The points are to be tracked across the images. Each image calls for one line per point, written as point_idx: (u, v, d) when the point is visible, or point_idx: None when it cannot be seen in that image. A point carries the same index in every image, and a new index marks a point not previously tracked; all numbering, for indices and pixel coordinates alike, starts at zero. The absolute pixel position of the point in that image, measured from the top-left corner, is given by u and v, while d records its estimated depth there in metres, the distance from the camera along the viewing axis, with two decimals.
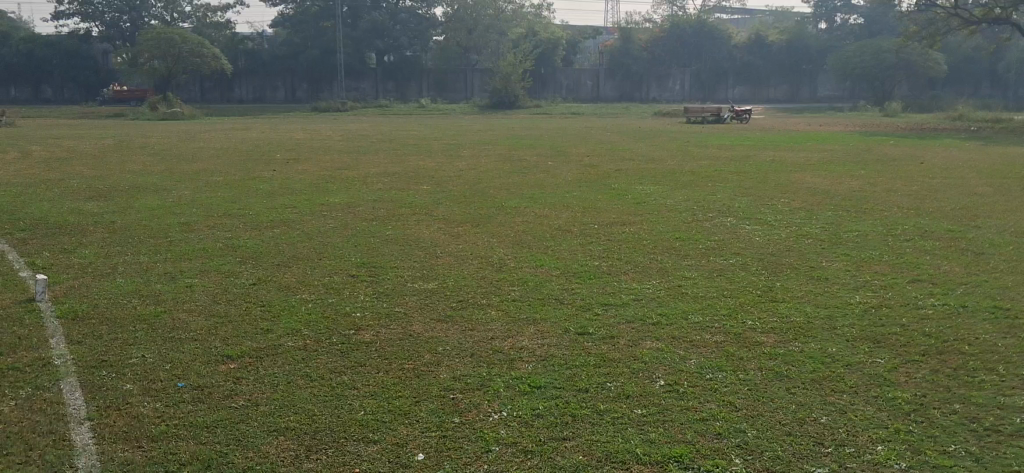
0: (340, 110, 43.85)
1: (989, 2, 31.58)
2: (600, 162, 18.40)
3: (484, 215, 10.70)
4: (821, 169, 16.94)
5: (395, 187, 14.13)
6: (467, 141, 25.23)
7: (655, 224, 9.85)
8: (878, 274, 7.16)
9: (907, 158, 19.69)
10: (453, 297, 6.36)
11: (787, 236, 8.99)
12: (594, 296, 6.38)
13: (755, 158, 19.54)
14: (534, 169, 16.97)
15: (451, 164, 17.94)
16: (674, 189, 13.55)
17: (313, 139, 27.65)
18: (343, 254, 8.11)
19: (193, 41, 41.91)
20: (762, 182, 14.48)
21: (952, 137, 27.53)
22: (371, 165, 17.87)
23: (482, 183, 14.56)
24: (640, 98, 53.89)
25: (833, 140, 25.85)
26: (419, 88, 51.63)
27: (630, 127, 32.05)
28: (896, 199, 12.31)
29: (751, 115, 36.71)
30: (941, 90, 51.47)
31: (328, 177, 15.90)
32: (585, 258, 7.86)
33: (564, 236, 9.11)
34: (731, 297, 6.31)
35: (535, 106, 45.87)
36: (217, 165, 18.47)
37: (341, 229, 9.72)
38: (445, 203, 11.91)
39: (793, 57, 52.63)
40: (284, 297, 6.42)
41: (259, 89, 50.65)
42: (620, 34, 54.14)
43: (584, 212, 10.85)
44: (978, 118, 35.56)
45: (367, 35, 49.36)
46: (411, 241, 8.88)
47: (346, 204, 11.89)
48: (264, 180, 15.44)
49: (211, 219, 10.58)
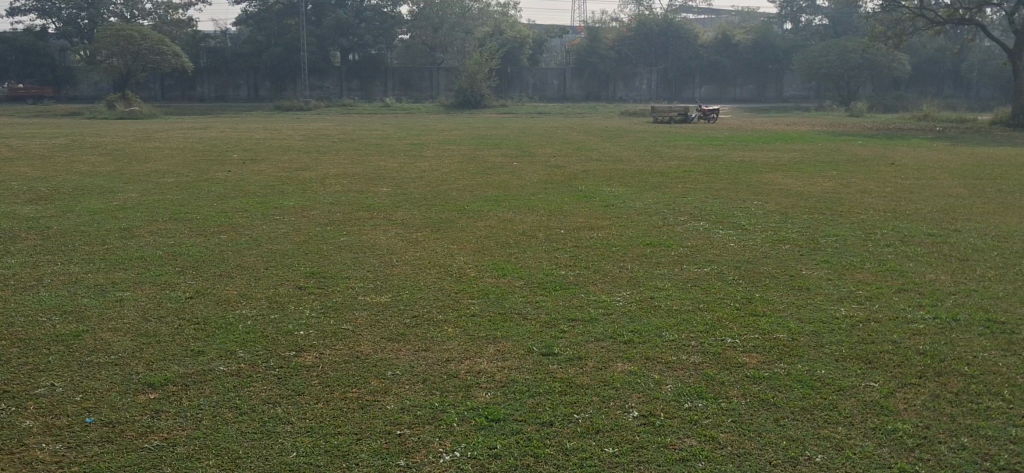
0: (302, 109, 43.02)
1: (954, 3, 31.46)
2: (567, 163, 17.89)
3: (445, 219, 10.18)
4: (792, 170, 16.55)
5: (354, 189, 13.54)
6: (431, 141, 24.58)
7: (624, 229, 9.39)
8: (861, 283, 6.75)
9: (878, 158, 19.34)
10: (406, 312, 5.84)
11: (763, 241, 8.57)
12: (561, 309, 5.90)
13: (725, 158, 19.12)
14: (499, 170, 16.48)
15: (414, 165, 17.35)
16: (643, 191, 13.10)
17: (272, 138, 26.92)
18: (291, 263, 7.56)
19: (153, 39, 40.92)
20: (734, 183, 14.07)
21: (920, 137, 27.32)
22: (330, 166, 17.29)
23: (445, 184, 14.05)
24: (606, 97, 53.37)
25: (800, 140, 25.60)
26: (384, 87, 50.26)
27: (597, 127, 31.60)
28: (871, 200, 11.96)
29: (718, 115, 36.37)
30: (905, 90, 51.67)
31: (285, 177, 15.32)
32: (551, 266, 7.37)
33: (529, 242, 8.62)
34: (707, 310, 5.85)
35: (501, 105, 45.28)
36: (169, 165, 17.80)
37: (292, 234, 9.15)
38: (405, 206, 11.38)
39: (760, 57, 52.84)
40: (222, 312, 5.87)
41: (222, 87, 49.54)
42: (587, 33, 53.70)
43: (550, 217, 10.37)
44: (944, 118, 35.56)
45: (332, 32, 48.49)
46: (365, 248, 8.34)
47: (300, 208, 11.30)
48: (217, 181, 14.82)
49: (155, 223, 9.95)
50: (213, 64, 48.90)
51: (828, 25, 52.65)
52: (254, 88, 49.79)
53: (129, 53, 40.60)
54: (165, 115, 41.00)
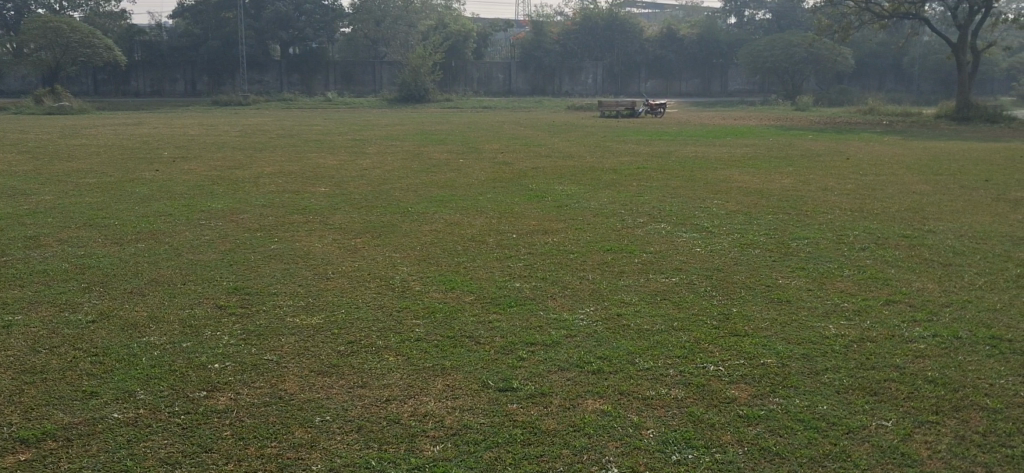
0: (242, 104, 41.75)
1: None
2: (514, 159, 17.27)
3: (387, 222, 9.44)
4: (745, 166, 16.16)
5: (290, 189, 12.74)
6: (374, 137, 23.78)
7: (580, 233, 8.74)
8: (843, 294, 6.18)
9: (832, 153, 19.08)
10: (340, 337, 5.09)
11: (730, 246, 7.98)
12: (520, 331, 5.20)
13: (679, 154, 18.69)
14: (446, 167, 15.78)
15: (354, 163, 16.58)
16: (597, 189, 12.49)
17: (207, 134, 25.90)
18: (212, 277, 6.74)
19: (83, 31, 39.18)
20: (690, 181, 13.56)
21: (869, 130, 27.18)
22: (266, 164, 16.41)
23: (388, 183, 13.30)
24: (552, 91, 52.69)
25: (749, 135, 25.28)
26: (325, 81, 49.35)
27: (544, 121, 30.99)
28: (834, 199, 11.50)
29: (666, 110, 35.98)
30: (848, 84, 51.93)
31: (217, 177, 14.42)
32: (503, 278, 6.68)
33: (480, 249, 7.92)
34: (681, 331, 5.20)
35: (446, 99, 44.45)
36: (93, 164, 16.76)
37: (216, 242, 8.30)
38: (344, 208, 10.62)
39: (705, 51, 52.66)
40: (124, 340, 5.06)
41: (157, 82, 47.76)
42: (532, 26, 53.19)
43: (500, 219, 9.68)
44: (888, 111, 35.66)
45: (271, 26, 47.07)
46: (297, 257, 7.56)
47: (229, 211, 10.47)
48: (143, 181, 13.88)
49: (65, 230, 9.04)
50: (148, 58, 47.23)
51: (772, 20, 52.73)
52: (191, 82, 48.21)
53: (58, 46, 38.83)
54: (97, 110, 39.39)
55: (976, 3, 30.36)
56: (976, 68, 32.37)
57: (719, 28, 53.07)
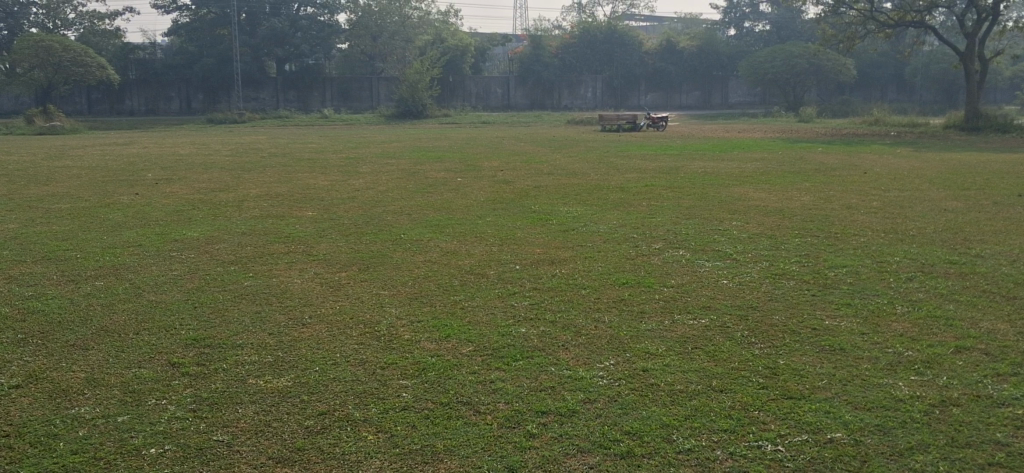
0: (236, 121, 40.99)
1: (904, 4, 30.58)
2: (515, 177, 16.43)
3: (376, 252, 8.56)
4: (759, 181, 15.30)
5: (275, 213, 11.91)
6: (369, 154, 23.00)
7: (591, 263, 7.87)
8: (905, 338, 5.28)
9: (847, 166, 18.19)
10: (311, 406, 4.21)
11: (760, 278, 7.09)
12: (529, 395, 4.32)
13: (687, 168, 17.86)
14: (442, 187, 14.94)
15: (347, 183, 15.76)
16: (606, 210, 11.61)
17: (198, 153, 25.10)
18: (170, 324, 5.84)
19: (76, 50, 38.29)
20: (703, 199, 12.71)
21: (878, 142, 26.38)
22: (253, 185, 15.56)
23: (381, 206, 12.44)
24: (551, 105, 52.00)
25: (756, 148, 24.46)
26: (322, 98, 48.56)
27: (543, 136, 30.27)
28: (862, 218, 10.62)
29: (667, 122, 35.13)
30: (849, 95, 51.22)
31: (199, 200, 13.57)
32: (508, 321, 5.79)
33: (481, 284, 7.02)
34: (723, 392, 4.32)
35: (445, 115, 43.64)
36: (70, 187, 15.90)
37: (184, 278, 7.43)
38: (332, 234, 9.74)
39: (705, 62, 51.87)
40: (46, 413, 4.16)
41: (152, 100, 47.07)
42: (530, 40, 52.35)
43: (501, 247, 8.80)
44: (894, 122, 34.82)
45: (267, 42, 46.14)
46: (272, 296, 6.67)
47: (205, 239, 9.59)
48: (119, 206, 13.01)
49: (19, 265, 8.17)
50: (142, 76, 46.44)
51: (771, 31, 52.08)
52: (186, 100, 47.48)
53: (49, 65, 37.92)
54: (89, 130, 38.54)
55: (983, 10, 29.46)
56: (984, 77, 31.49)
57: (719, 39, 52.35)
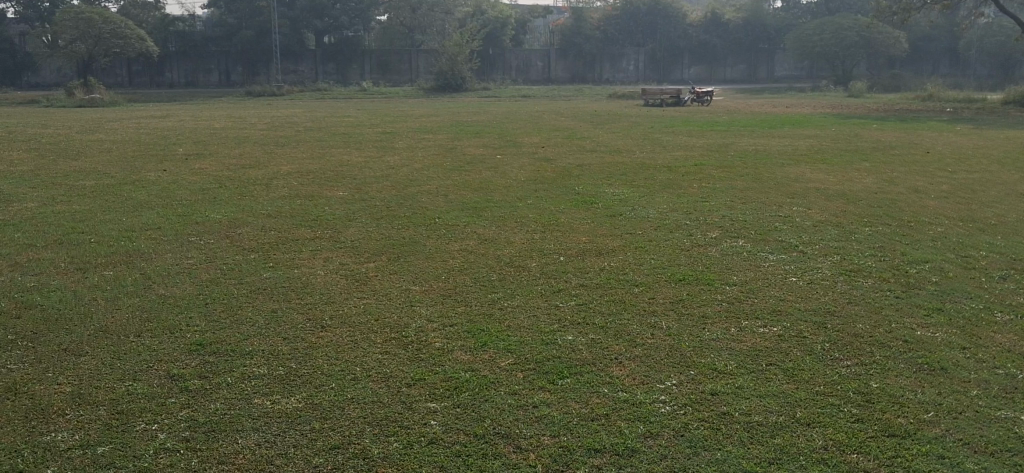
0: (275, 94, 40.54)
1: None
2: (557, 154, 15.72)
3: (407, 239, 7.90)
4: (817, 161, 14.44)
5: (305, 192, 11.32)
6: (407, 129, 22.39)
7: (642, 255, 7.16)
8: (1015, 355, 4.56)
9: (909, 145, 17.19)
10: (325, 438, 3.62)
11: (833, 276, 6.34)
12: (578, 426, 3.69)
13: (738, 146, 17.00)
14: (481, 164, 14.27)
15: (383, 160, 15.15)
16: (654, 192, 10.87)
17: (233, 127, 24.62)
18: (176, 325, 5.25)
19: (116, 22, 37.99)
20: (758, 181, 11.92)
21: (936, 119, 25.22)
22: (285, 162, 15.00)
23: (415, 186, 11.79)
24: (592, 79, 51.07)
25: (806, 125, 23.45)
26: (361, 71, 48.01)
27: (586, 110, 29.46)
28: (934, 204, 9.79)
29: (713, 97, 34.10)
30: (899, 69, 49.74)
31: (228, 178, 13.03)
32: (553, 326, 5.12)
33: (522, 279, 6.35)
34: (811, 427, 3.66)
35: (485, 88, 42.84)
36: (99, 163, 15.46)
37: (199, 269, 6.85)
38: (362, 218, 9.12)
39: (750, 35, 50.56)
40: (20, 443, 3.62)
41: (192, 72, 46.79)
42: (572, 12, 51.27)
43: (543, 234, 8.12)
44: (949, 97, 33.47)
45: (306, 14, 45.96)
46: (292, 291, 6.06)
47: (227, 222, 9.03)
48: (145, 183, 12.50)
49: (28, 250, 7.63)
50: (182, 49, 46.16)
51: (817, 3, 50.35)
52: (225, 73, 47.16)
53: (90, 37, 37.63)
54: (129, 102, 38.29)
55: None
56: None
57: (765, 11, 51.02)
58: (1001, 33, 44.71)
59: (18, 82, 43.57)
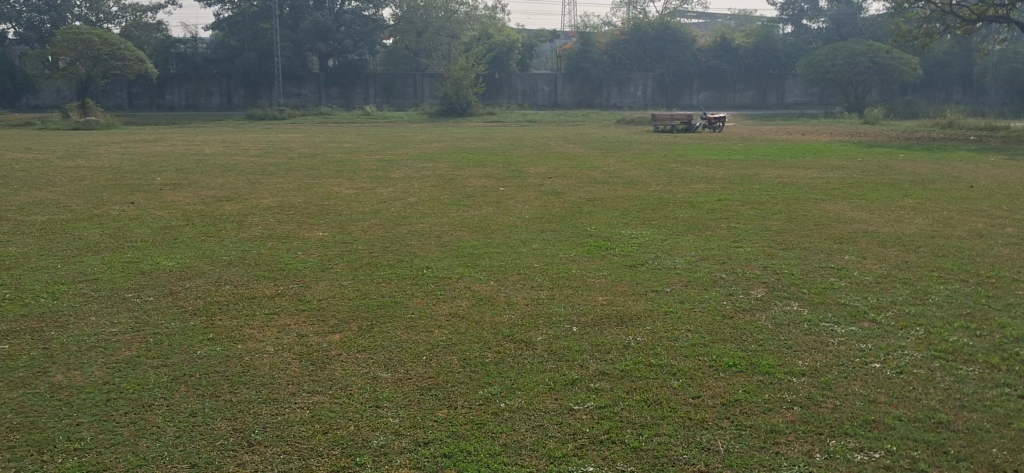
0: (276, 118, 39.37)
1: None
2: (565, 186, 14.36)
3: (388, 299, 6.50)
4: (853, 196, 13.05)
5: (280, 231, 9.97)
6: (403, 156, 21.04)
7: (675, 324, 5.75)
8: None
9: (947, 178, 15.76)
10: None
11: (928, 361, 4.95)
12: None
13: (762, 179, 15.63)
14: (481, 198, 12.91)
15: (373, 192, 13.82)
16: (677, 235, 9.49)
17: (224, 153, 23.38)
18: (54, 438, 3.88)
19: (115, 43, 36.66)
20: (795, 221, 10.55)
21: (965, 148, 23.74)
22: (267, 194, 13.65)
23: (407, 224, 10.42)
24: (600, 104, 49.78)
25: (829, 154, 21.98)
26: (365, 94, 46.79)
27: (594, 136, 28.15)
28: (1009, 253, 8.42)
29: (725, 123, 32.70)
30: (914, 95, 48.39)
31: (199, 213, 11.66)
32: (569, 448, 3.75)
33: (526, 362, 4.95)
34: None
35: (490, 113, 41.60)
36: (64, 193, 14.12)
37: (121, 340, 5.46)
38: (339, 267, 7.75)
39: (761, 61, 49.33)
40: None
41: (193, 95, 45.54)
42: (579, 37, 50.04)
43: (552, 291, 6.73)
44: (971, 125, 32.01)
45: (310, 37, 44.27)
46: (227, 380, 4.68)
47: (180, 271, 7.65)
48: (106, 219, 11.13)
49: None
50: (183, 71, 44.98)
51: (829, 28, 48.76)
52: (226, 95, 45.83)
53: (88, 58, 36.29)
54: (126, 125, 36.99)
55: None
56: None
57: (777, 36, 49.70)
58: (1019, 59, 43.29)
59: (16, 102, 42.43)
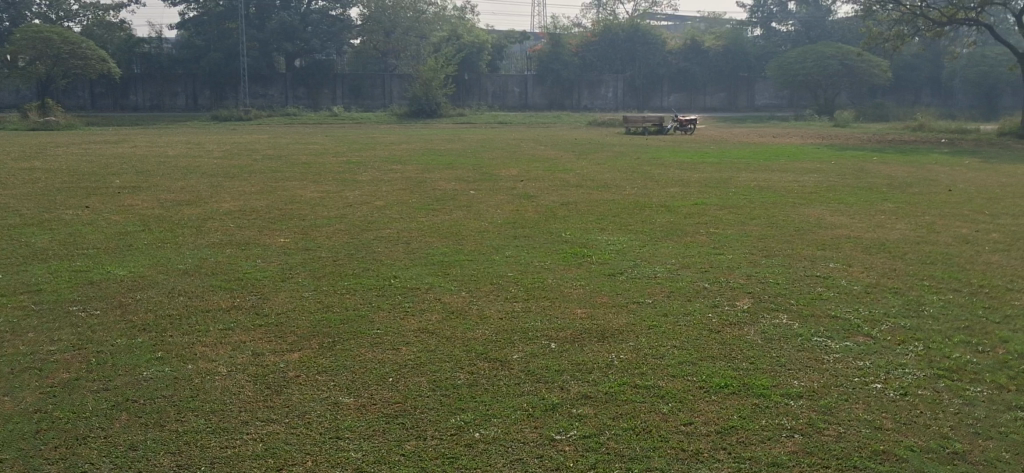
0: (243, 118, 38.71)
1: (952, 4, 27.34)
2: (538, 190, 14.00)
3: (352, 312, 6.08)
4: (830, 200, 12.80)
5: (240, 238, 9.51)
6: (371, 158, 20.58)
7: (660, 339, 5.38)
8: None
9: (923, 181, 15.59)
10: None
11: (933, 380, 4.63)
12: None
13: (738, 182, 15.37)
14: (451, 202, 12.52)
15: (341, 195, 13.38)
16: (655, 241, 9.16)
17: (187, 154, 22.79)
18: None
19: (76, 41, 35.76)
20: (775, 226, 10.26)
21: (936, 151, 23.67)
22: (229, 197, 13.17)
23: (374, 230, 10.00)
24: (570, 106, 49.44)
25: (803, 156, 21.86)
26: (333, 95, 46.13)
27: (566, 139, 27.80)
28: (997, 260, 8.18)
29: (697, 125, 32.47)
30: (882, 98, 48.54)
31: (156, 217, 11.18)
32: None
33: (501, 384, 4.57)
34: None
35: (461, 114, 41.18)
36: (16, 197, 13.55)
37: (59, 360, 5.00)
38: (301, 277, 7.32)
39: (731, 63, 49.42)
40: None
41: (158, 95, 44.60)
42: (550, 38, 49.71)
43: (527, 303, 6.34)
44: (940, 128, 32.04)
45: (276, 37, 43.59)
46: (172, 406, 4.26)
47: (131, 281, 7.19)
48: (57, 224, 10.62)
49: None
50: (147, 71, 44.10)
51: (799, 30, 49.00)
52: (192, 96, 44.94)
53: (48, 56, 35.38)
54: (88, 125, 36.13)
55: None
56: None
57: (747, 38, 49.77)
58: (985, 63, 43.52)
59: None
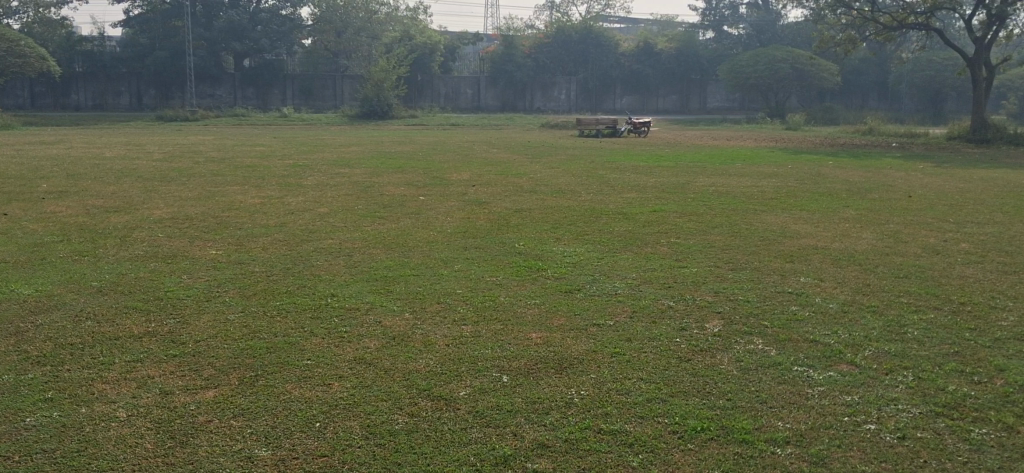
0: (188, 119, 37.55)
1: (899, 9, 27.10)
2: (490, 195, 13.40)
3: (281, 339, 5.41)
4: (792, 207, 12.36)
5: (167, 249, 8.76)
6: (318, 161, 19.80)
7: (625, 370, 4.81)
8: None
9: (882, 187, 15.24)
10: None
11: (932, 419, 4.12)
12: None
13: (695, 187, 14.90)
14: (398, 209, 11.86)
15: (282, 201, 12.66)
16: (614, 252, 8.61)
17: (125, 156, 21.79)
18: None
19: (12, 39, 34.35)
20: (738, 235, 9.78)
21: (890, 156, 23.47)
22: (162, 204, 12.36)
23: (314, 240, 9.32)
24: (523, 108, 49.03)
25: (760, 160, 21.53)
26: (283, 96, 45.17)
27: (519, 141, 27.19)
28: (972, 273, 7.75)
29: (650, 128, 32.06)
30: (831, 102, 48.71)
31: (79, 226, 10.36)
32: None
33: (446, 429, 3.96)
34: None
35: (412, 116, 40.43)
36: None
37: None
38: (229, 296, 6.63)
39: (684, 66, 49.29)
40: None
41: (100, 95, 43.13)
42: (503, 40, 49.10)
43: (477, 327, 5.73)
44: (891, 132, 31.99)
45: (223, 36, 42.39)
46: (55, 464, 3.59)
47: (34, 302, 6.43)
48: None
49: None
50: (89, 69, 42.59)
51: (749, 34, 48.69)
52: (136, 95, 43.50)
53: None
54: (24, 125, 34.74)
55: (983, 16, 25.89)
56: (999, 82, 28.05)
57: (698, 42, 49.41)
58: (931, 67, 43.84)
59: None
